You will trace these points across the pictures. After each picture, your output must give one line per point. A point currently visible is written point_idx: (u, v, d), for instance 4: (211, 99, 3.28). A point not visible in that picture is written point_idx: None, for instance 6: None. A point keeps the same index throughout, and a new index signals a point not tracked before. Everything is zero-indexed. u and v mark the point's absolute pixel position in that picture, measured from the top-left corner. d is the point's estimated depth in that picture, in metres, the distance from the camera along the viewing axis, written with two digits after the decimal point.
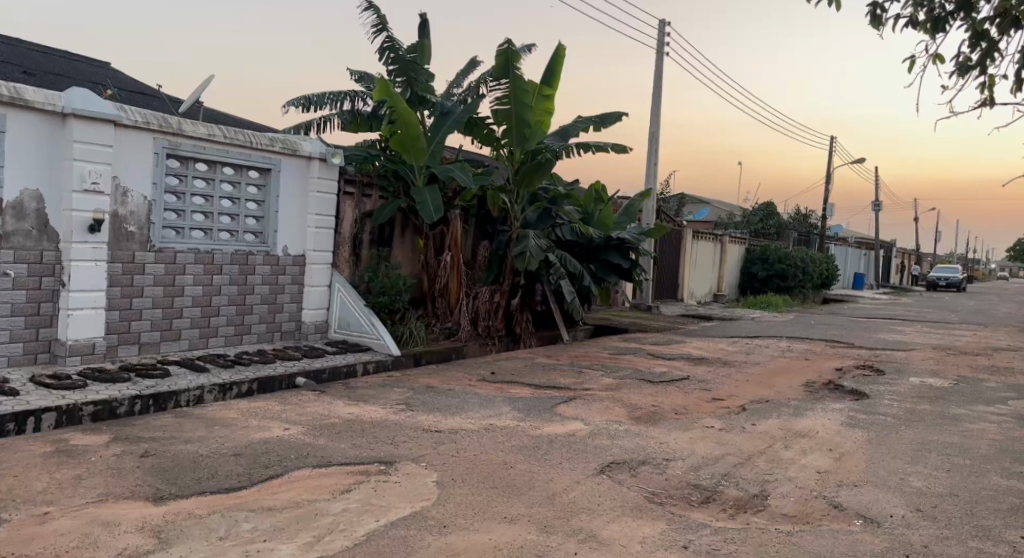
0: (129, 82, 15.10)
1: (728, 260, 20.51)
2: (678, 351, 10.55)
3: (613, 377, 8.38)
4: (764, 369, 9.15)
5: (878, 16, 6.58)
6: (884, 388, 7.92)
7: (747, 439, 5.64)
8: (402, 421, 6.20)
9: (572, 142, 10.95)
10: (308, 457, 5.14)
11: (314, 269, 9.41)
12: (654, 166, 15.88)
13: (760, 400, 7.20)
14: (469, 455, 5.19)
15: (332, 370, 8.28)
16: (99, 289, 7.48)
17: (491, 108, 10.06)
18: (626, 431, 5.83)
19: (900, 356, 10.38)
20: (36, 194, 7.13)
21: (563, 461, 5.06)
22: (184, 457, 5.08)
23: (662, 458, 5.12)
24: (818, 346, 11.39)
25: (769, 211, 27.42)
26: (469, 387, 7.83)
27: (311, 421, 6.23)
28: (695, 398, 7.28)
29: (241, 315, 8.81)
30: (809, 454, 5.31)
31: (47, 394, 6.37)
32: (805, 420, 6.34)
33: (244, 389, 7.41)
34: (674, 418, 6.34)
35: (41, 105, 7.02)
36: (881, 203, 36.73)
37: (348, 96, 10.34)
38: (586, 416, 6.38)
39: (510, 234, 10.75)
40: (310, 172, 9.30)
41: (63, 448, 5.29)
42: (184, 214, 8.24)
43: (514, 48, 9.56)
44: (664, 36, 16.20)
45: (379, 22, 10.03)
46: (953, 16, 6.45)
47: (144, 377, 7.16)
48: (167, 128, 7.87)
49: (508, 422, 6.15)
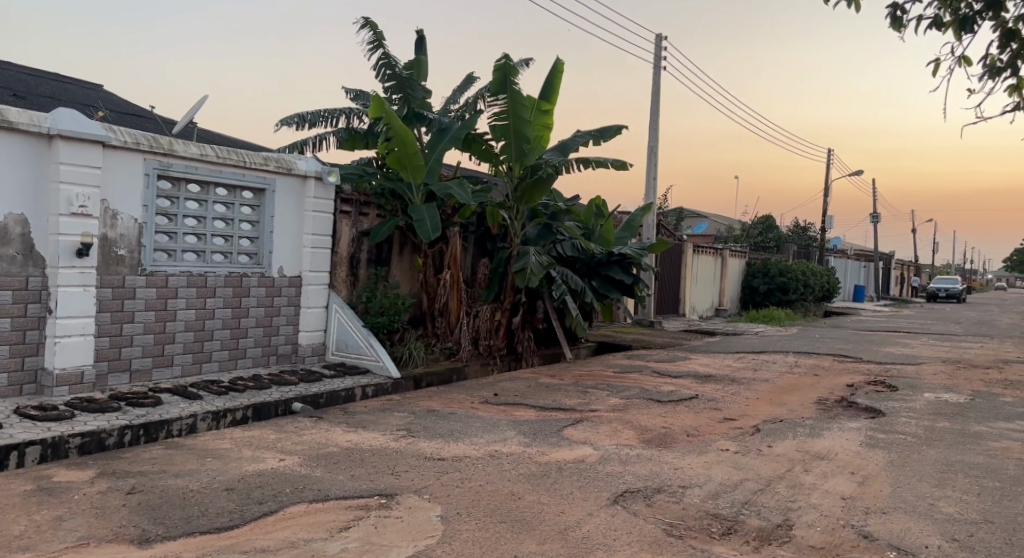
0: (120, 104, 14.94)
1: (729, 274, 20.33)
2: (685, 368, 10.30)
3: (620, 397, 8.12)
4: (774, 386, 8.90)
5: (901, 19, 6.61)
6: (899, 404, 7.67)
7: (765, 463, 5.38)
8: (403, 448, 5.94)
9: (571, 157, 10.76)
10: (304, 491, 4.87)
11: (311, 290, 9.16)
12: (653, 180, 15.70)
13: (773, 420, 6.95)
14: (474, 486, 4.92)
15: (329, 395, 8.01)
16: (88, 316, 7.23)
17: (489, 123, 9.87)
18: (638, 457, 5.56)
19: (911, 370, 10.14)
20: (21, 218, 6.90)
21: (573, 491, 4.80)
22: (173, 493, 4.82)
23: (678, 486, 4.86)
24: (826, 361, 11.14)
25: (768, 224, 27.31)
26: (471, 410, 7.57)
27: (308, 450, 5.97)
28: (706, 419, 7.02)
29: (236, 339, 8.55)
30: (831, 478, 5.05)
31: (32, 427, 6.12)
32: (823, 441, 6.08)
33: (239, 416, 7.15)
34: (687, 441, 6.08)
35: (27, 126, 6.81)
36: (879, 215, 36.58)
37: (344, 112, 10.15)
38: (595, 440, 6.13)
39: (510, 251, 10.54)
40: (305, 191, 9.09)
41: (45, 486, 5.02)
42: (175, 236, 8.01)
43: (511, 62, 9.40)
44: (661, 50, 16.11)
45: (375, 39, 9.85)
46: (982, 16, 6.44)
47: (134, 405, 6.90)
48: (158, 148, 7.65)
49: (513, 448, 5.89)
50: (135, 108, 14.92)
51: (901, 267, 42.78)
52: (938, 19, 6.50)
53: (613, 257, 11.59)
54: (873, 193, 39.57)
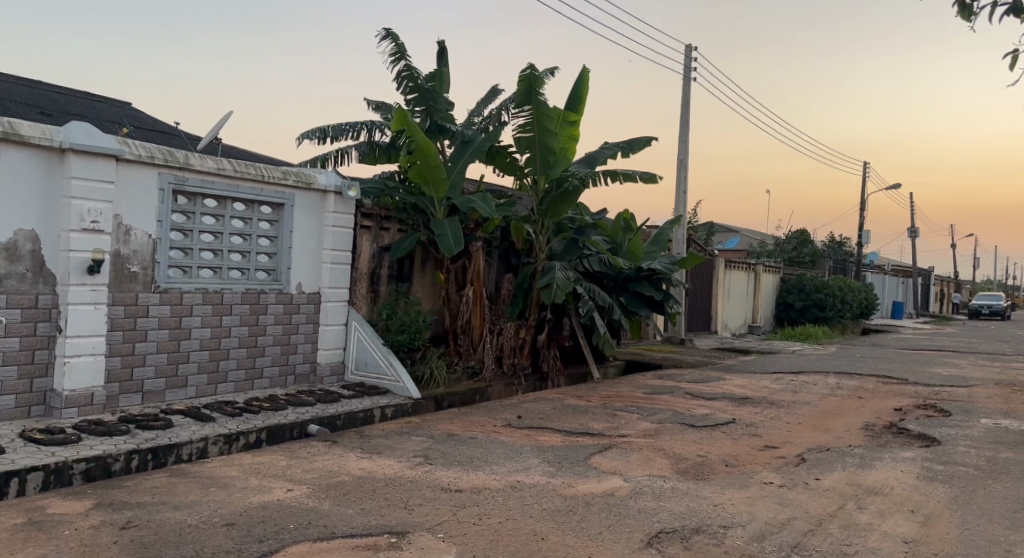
0: (148, 121, 14.83)
1: (762, 289, 19.72)
2: (719, 389, 9.79)
3: (651, 421, 7.65)
4: (817, 410, 8.38)
5: (975, 8, 6.06)
6: (954, 432, 7.14)
7: (814, 499, 4.92)
8: (419, 478, 5.55)
9: (599, 170, 10.37)
10: (309, 527, 4.50)
11: (329, 307, 8.84)
12: (684, 194, 15.24)
13: (818, 448, 6.46)
14: (494, 524, 4.51)
15: (347, 416, 7.66)
16: (99, 334, 6.96)
17: (514, 135, 9.52)
18: (673, 491, 5.11)
19: (963, 393, 9.55)
20: (31, 234, 6.64)
21: (602, 530, 4.37)
22: (169, 529, 4.47)
23: (718, 526, 4.41)
24: (870, 382, 10.56)
25: (803, 239, 26.56)
26: (494, 434, 7.15)
27: (318, 480, 5.60)
28: (745, 446, 6.55)
29: (253, 358, 8.24)
30: (888, 518, 4.59)
31: (35, 451, 5.81)
32: (875, 473, 5.59)
33: (252, 439, 6.82)
34: (726, 473, 5.62)
35: (38, 140, 6.56)
36: (917, 229, 35.58)
37: (366, 125, 9.87)
38: (625, 470, 5.69)
39: (536, 266, 10.16)
40: (325, 205, 8.79)
41: (36, 518, 4.70)
42: (191, 252, 7.73)
43: (537, 73, 9.06)
44: (691, 61, 15.70)
45: (396, 50, 9.56)
46: None
47: (143, 428, 6.59)
48: (173, 162, 7.40)
49: (537, 479, 5.46)
50: (161, 125, 14.81)
51: (940, 283, 41.66)
52: (1018, 4, 5.95)
53: (642, 272, 11.15)
54: (910, 206, 38.69)
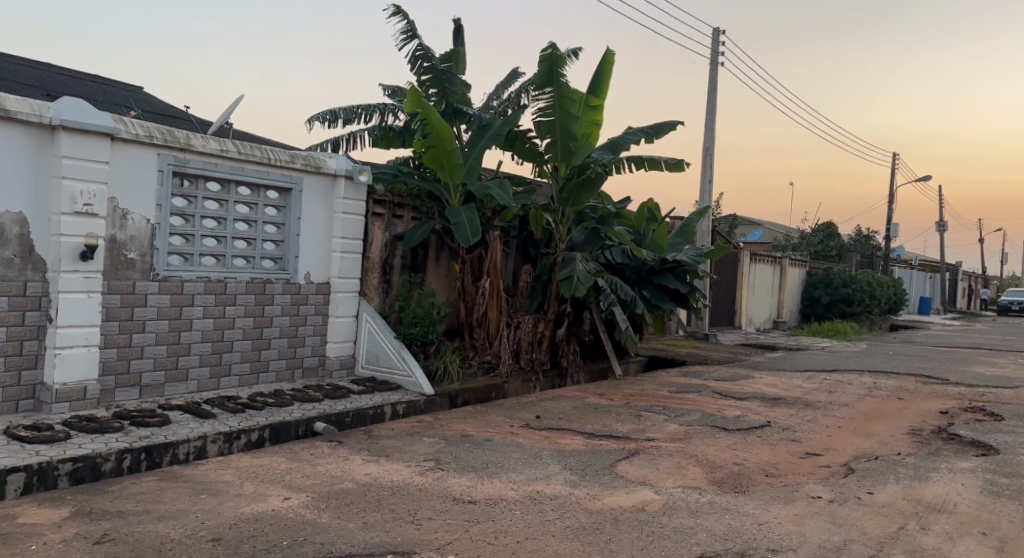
0: (159, 105, 14.43)
1: (788, 284, 19.06)
2: (750, 389, 9.22)
3: (679, 424, 7.10)
4: (858, 412, 7.80)
5: None
6: (1012, 438, 6.55)
7: (870, 517, 4.39)
8: (430, 486, 5.06)
9: (623, 157, 9.82)
10: (304, 544, 4.02)
11: (339, 298, 8.36)
12: (709, 183, 14.63)
13: (865, 456, 5.90)
14: (511, 544, 4.00)
15: (356, 414, 7.18)
16: (93, 325, 6.51)
17: (534, 119, 8.98)
18: (711, 506, 4.58)
19: (1011, 395, 8.93)
20: (19, 218, 6.18)
21: (633, 554, 3.86)
22: (147, 544, 3.99)
23: (765, 550, 3.88)
24: (909, 382, 9.95)
25: (830, 231, 25.73)
26: (510, 435, 6.67)
27: (320, 487, 5.11)
28: (784, 453, 6.00)
29: (258, 351, 7.77)
30: (959, 541, 4.06)
31: (17, 451, 5.35)
32: (935, 486, 5.03)
33: (254, 438, 6.35)
34: (768, 484, 5.09)
35: (26, 116, 6.09)
36: (947, 222, 34.60)
37: (379, 108, 9.35)
38: (656, 480, 5.18)
39: (555, 257, 9.63)
40: (335, 191, 8.30)
41: (4, 530, 4.24)
42: (192, 238, 7.27)
43: (558, 52, 8.51)
44: (718, 44, 15.05)
45: (408, 29, 9.04)
46: None
47: (139, 425, 6.13)
48: (173, 142, 6.92)
49: (558, 489, 4.95)
50: (173, 109, 14.40)
51: (969, 277, 40.67)
52: None
53: (667, 265, 10.62)
54: (937, 200, 37.79)
